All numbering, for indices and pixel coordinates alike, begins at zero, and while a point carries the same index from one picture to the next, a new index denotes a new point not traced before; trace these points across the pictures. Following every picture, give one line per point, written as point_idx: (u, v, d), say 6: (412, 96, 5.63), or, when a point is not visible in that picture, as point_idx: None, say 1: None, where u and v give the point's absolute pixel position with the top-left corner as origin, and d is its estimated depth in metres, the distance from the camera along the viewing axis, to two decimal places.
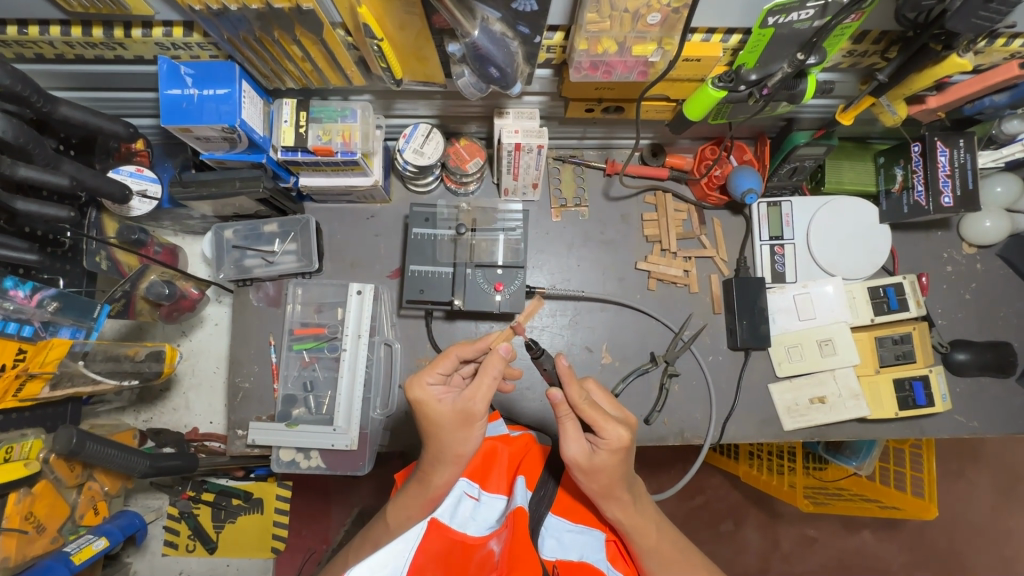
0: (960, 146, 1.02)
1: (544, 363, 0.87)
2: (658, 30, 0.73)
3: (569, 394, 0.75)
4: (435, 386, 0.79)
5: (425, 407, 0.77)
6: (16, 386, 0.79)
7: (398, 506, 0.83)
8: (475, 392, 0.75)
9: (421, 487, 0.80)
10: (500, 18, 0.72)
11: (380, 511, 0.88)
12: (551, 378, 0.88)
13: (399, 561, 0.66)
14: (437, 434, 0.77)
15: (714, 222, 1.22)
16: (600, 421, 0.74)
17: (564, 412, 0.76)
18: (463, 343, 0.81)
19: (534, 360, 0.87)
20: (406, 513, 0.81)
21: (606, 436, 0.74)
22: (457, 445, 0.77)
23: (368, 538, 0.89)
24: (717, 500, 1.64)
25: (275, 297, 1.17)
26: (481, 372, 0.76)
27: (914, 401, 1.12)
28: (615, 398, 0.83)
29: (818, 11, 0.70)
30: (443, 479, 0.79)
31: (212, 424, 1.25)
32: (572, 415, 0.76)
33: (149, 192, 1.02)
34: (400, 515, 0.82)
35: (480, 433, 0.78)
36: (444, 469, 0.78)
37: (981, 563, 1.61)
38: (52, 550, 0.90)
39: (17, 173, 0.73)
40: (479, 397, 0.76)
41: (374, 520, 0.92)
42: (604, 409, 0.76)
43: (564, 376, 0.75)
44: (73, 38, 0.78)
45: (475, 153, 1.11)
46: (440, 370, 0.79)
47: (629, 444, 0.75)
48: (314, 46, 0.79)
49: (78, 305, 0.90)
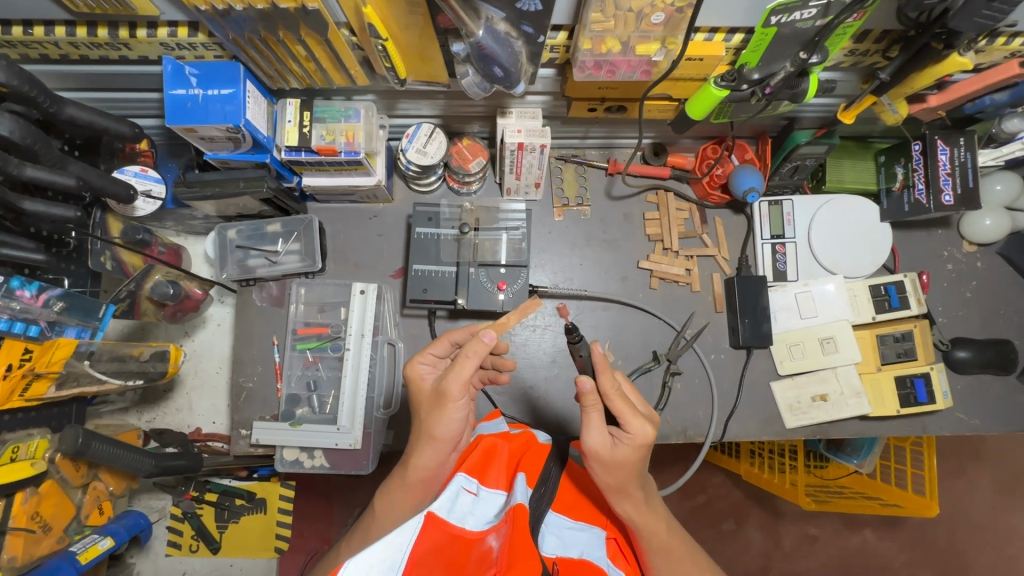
0: (961, 145, 1.03)
1: (580, 350, 0.80)
2: (662, 29, 0.73)
3: (600, 384, 0.74)
4: (425, 364, 0.86)
5: (414, 384, 0.84)
6: (23, 385, 0.80)
7: (387, 493, 0.88)
8: (451, 373, 0.77)
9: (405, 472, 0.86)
10: (504, 18, 0.72)
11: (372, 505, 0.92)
12: (582, 367, 0.81)
13: (397, 557, 0.63)
14: (420, 410, 0.82)
15: (716, 220, 1.22)
16: (627, 415, 0.74)
17: (591, 402, 0.73)
18: (458, 329, 0.87)
19: (568, 343, 0.80)
20: (394, 499, 0.87)
21: (632, 431, 0.74)
22: (437, 428, 0.80)
23: (361, 529, 0.93)
24: (718, 499, 1.64)
25: (278, 296, 1.16)
26: (461, 355, 0.77)
27: (916, 398, 1.12)
28: (640, 393, 0.83)
29: (820, 11, 0.71)
30: (423, 462, 0.83)
31: (215, 424, 1.24)
32: (598, 407, 0.74)
33: (153, 192, 1.01)
34: (389, 501, 0.87)
35: (455, 416, 0.80)
36: (423, 450, 0.83)
37: (981, 561, 1.62)
38: (58, 549, 0.91)
39: (23, 174, 0.74)
40: (453, 379, 0.76)
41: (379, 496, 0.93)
42: (631, 404, 0.77)
43: (597, 365, 0.75)
44: (78, 38, 0.78)
45: (478, 152, 1.11)
46: (433, 353, 0.86)
47: (651, 442, 0.75)
48: (319, 46, 0.80)
49: (83, 304, 0.90)
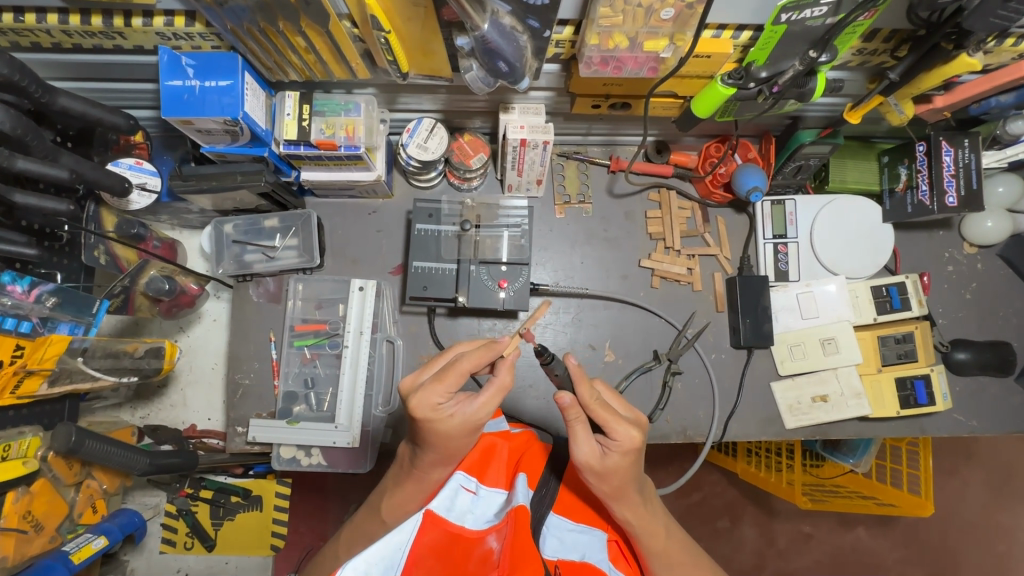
0: (965, 146, 1.02)
1: (556, 369, 0.80)
2: (670, 26, 0.72)
3: (580, 395, 0.74)
4: (443, 401, 0.72)
5: (434, 424, 0.72)
6: (14, 382, 0.78)
7: (393, 502, 0.84)
8: (486, 406, 0.73)
9: (418, 484, 0.82)
10: (509, 11, 0.70)
11: (370, 507, 0.88)
12: (560, 383, 0.81)
13: (393, 561, 0.66)
14: (443, 443, 0.74)
15: (719, 219, 1.21)
16: (612, 422, 0.73)
17: (575, 415, 0.73)
18: (474, 356, 0.72)
19: (541, 365, 0.80)
20: (401, 504, 0.83)
21: (618, 437, 0.74)
22: (462, 448, 0.76)
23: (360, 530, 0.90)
24: (714, 497, 1.64)
25: (275, 292, 1.15)
26: (495, 386, 0.73)
27: (916, 399, 1.12)
28: (622, 397, 0.82)
29: (831, 8, 0.69)
30: (440, 476, 0.81)
31: (210, 420, 1.23)
32: (582, 419, 0.73)
33: (149, 185, 0.99)
34: (396, 508, 0.83)
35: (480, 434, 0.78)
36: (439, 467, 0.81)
37: (973, 559, 1.63)
38: (51, 548, 0.90)
39: (15, 166, 0.72)
40: (489, 411, 0.73)
41: (386, 477, 0.90)
42: (614, 410, 0.76)
43: (575, 377, 0.74)
44: (72, 26, 0.75)
45: (479, 148, 1.09)
46: (448, 387, 0.72)
47: (640, 445, 0.75)
48: (319, 37, 0.78)
49: (77, 300, 0.88)
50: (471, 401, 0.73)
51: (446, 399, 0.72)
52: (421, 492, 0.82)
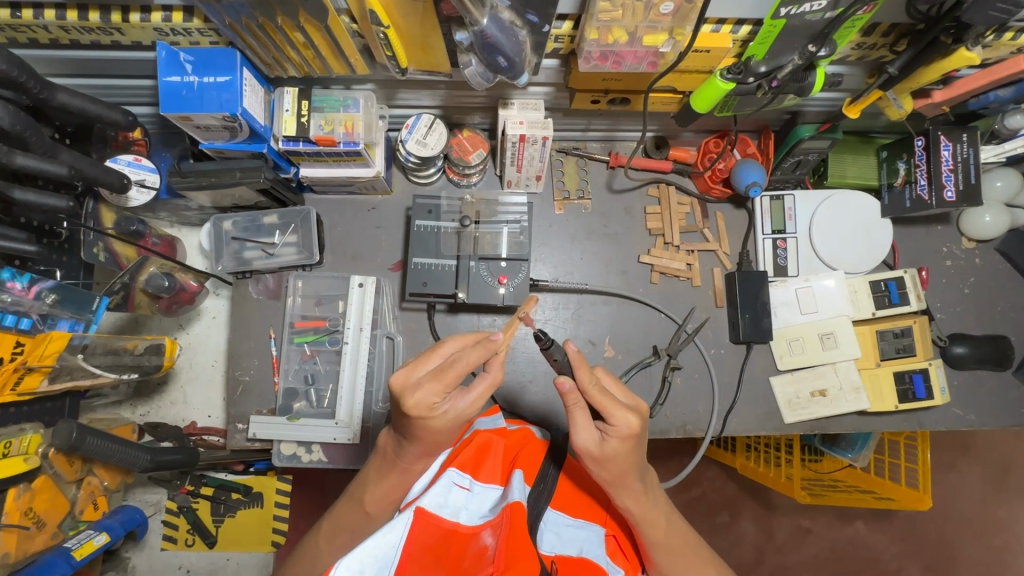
0: (964, 141, 1.02)
1: (555, 354, 0.80)
2: (670, 19, 0.72)
3: (579, 381, 0.73)
4: (439, 400, 0.70)
5: (427, 421, 0.71)
6: (14, 379, 0.78)
7: (377, 493, 0.82)
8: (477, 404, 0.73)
9: (400, 475, 0.81)
10: (508, 6, 0.70)
11: (345, 493, 0.86)
12: (559, 368, 0.81)
13: (386, 559, 0.65)
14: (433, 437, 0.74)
15: (717, 215, 1.22)
16: (610, 408, 0.72)
17: (574, 401, 0.73)
18: (476, 355, 0.70)
19: (541, 350, 0.80)
20: (383, 491, 0.82)
21: (616, 423, 0.73)
22: (441, 441, 0.75)
23: (336, 523, 0.85)
24: (713, 492, 1.65)
25: (275, 289, 1.15)
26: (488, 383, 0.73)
27: (914, 393, 1.13)
28: (623, 383, 0.80)
29: (830, 2, 0.69)
30: (423, 465, 0.80)
31: (211, 417, 1.23)
32: (581, 404, 0.73)
33: (147, 181, 1.00)
34: (381, 498, 0.82)
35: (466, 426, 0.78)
36: (426, 459, 0.80)
37: (970, 552, 1.64)
38: (52, 545, 0.90)
39: (14, 162, 0.72)
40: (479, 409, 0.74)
41: (368, 466, 0.86)
42: (613, 395, 0.75)
43: (574, 363, 0.73)
44: (69, 22, 0.75)
45: (478, 144, 1.09)
46: (447, 386, 0.69)
47: (639, 431, 0.74)
48: (317, 32, 0.78)
49: (77, 297, 0.88)
50: (464, 394, 0.73)
51: (442, 398, 0.71)
52: (405, 483, 0.82)
